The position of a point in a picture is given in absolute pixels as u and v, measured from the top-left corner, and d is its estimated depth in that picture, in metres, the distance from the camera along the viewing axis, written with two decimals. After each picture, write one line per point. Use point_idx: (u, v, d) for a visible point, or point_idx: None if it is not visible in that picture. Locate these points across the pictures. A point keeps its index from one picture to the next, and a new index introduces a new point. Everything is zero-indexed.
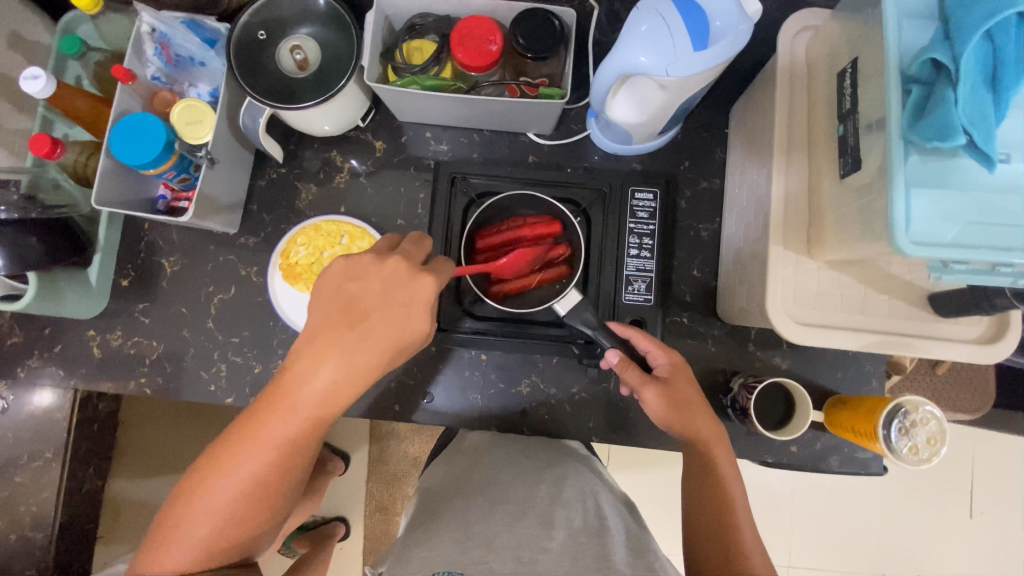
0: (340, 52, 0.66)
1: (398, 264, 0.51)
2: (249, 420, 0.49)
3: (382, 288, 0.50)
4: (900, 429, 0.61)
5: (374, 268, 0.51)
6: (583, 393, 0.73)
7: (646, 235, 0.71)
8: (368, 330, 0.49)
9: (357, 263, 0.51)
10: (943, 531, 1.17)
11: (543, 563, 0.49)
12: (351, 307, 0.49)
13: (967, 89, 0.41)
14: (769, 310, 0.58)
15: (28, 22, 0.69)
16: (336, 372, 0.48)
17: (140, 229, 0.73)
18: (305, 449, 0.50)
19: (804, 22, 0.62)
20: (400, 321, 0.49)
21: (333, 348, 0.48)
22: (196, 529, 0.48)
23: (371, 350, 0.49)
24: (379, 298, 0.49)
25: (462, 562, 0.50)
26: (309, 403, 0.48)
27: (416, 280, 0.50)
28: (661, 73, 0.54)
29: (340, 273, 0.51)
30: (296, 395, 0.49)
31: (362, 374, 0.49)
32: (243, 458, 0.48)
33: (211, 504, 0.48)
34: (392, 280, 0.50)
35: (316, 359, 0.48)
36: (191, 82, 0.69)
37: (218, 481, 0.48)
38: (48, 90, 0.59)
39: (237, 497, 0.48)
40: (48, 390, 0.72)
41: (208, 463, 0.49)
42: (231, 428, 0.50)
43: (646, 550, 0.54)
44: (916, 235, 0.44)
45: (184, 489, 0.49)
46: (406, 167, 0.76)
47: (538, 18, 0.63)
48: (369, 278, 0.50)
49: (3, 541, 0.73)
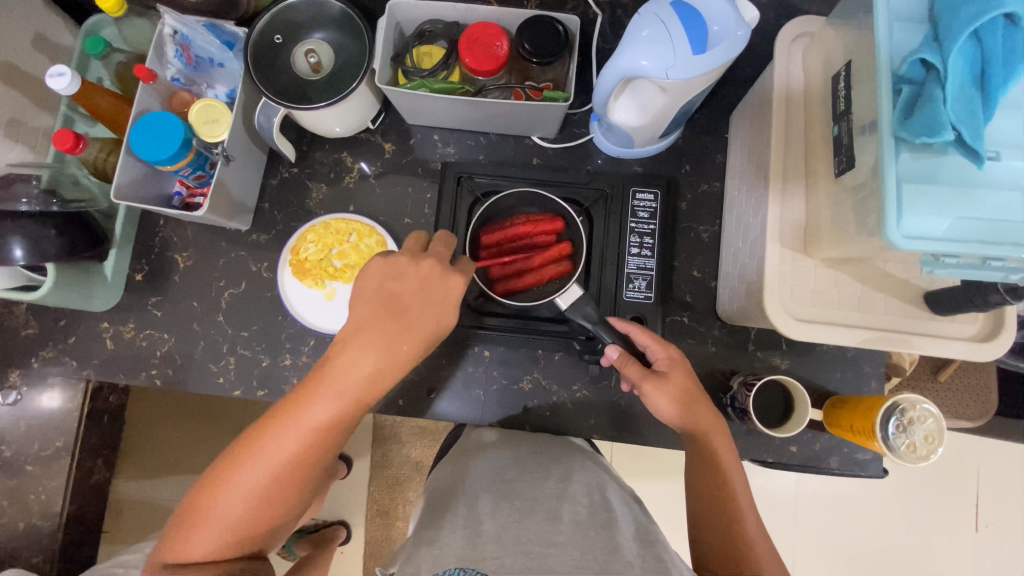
0: (352, 56, 0.69)
1: (433, 264, 0.53)
2: (287, 407, 0.50)
3: (420, 286, 0.53)
4: (898, 426, 0.62)
5: (412, 267, 0.53)
6: (584, 391, 0.74)
7: (647, 234, 0.73)
8: (409, 324, 0.52)
9: (395, 264, 0.53)
10: (946, 543, 1.16)
11: (553, 558, 0.49)
12: (392, 303, 0.52)
13: (954, 88, 0.43)
14: (767, 305, 0.59)
15: (53, 24, 0.72)
16: (378, 362, 0.51)
17: (155, 225, 0.76)
18: (338, 438, 0.51)
19: (800, 29, 0.64)
20: (437, 317, 0.53)
21: (376, 341, 0.51)
22: (229, 512, 0.49)
23: (411, 343, 0.52)
24: (418, 295, 0.52)
25: (472, 559, 0.50)
26: (348, 392, 0.50)
27: (451, 279, 0.54)
28: (661, 75, 0.55)
29: (380, 272, 0.53)
30: (332, 388, 0.50)
31: (401, 364, 0.52)
32: (280, 444, 0.49)
33: (244, 489, 0.49)
34: (429, 278, 0.53)
35: (359, 351, 0.50)
36: (209, 84, 0.72)
37: (252, 466, 0.49)
38: (73, 87, 0.61)
39: (271, 481, 0.49)
40: (61, 381, 0.74)
41: (242, 447, 0.50)
42: (267, 414, 0.51)
43: (654, 543, 0.54)
44: (908, 230, 0.46)
45: (217, 474, 0.50)
46: (413, 168, 0.78)
47: (543, 25, 0.65)
48: (407, 277, 0.53)
49: (11, 529, 0.74)
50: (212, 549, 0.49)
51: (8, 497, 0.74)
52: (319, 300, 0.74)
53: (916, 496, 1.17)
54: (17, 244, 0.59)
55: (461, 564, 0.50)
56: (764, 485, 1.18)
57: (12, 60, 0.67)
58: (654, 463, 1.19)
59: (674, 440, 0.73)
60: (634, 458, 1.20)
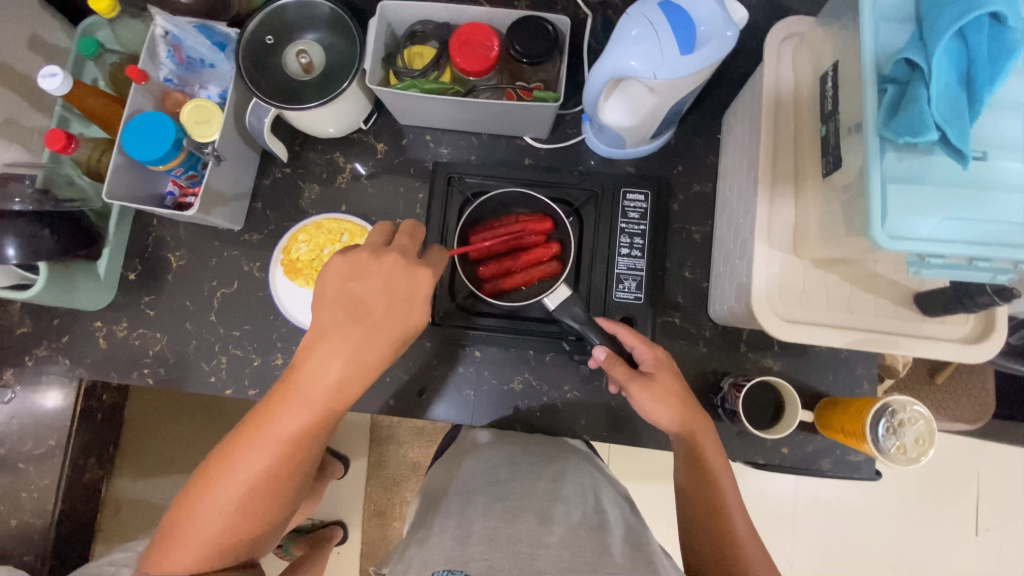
0: (344, 56, 0.69)
1: (395, 259, 0.53)
2: (258, 418, 0.51)
3: (383, 285, 0.53)
4: (888, 428, 0.62)
5: (373, 265, 0.53)
6: (575, 391, 0.74)
7: (637, 235, 0.73)
8: (375, 326, 0.52)
9: (355, 260, 0.53)
10: (946, 546, 1.15)
11: (542, 560, 0.49)
12: (356, 304, 0.52)
13: (939, 88, 0.43)
14: (756, 306, 0.59)
15: (48, 25, 0.72)
16: (345, 366, 0.51)
17: (148, 224, 0.76)
18: (313, 445, 0.52)
19: (790, 29, 0.64)
20: (404, 316, 0.53)
21: (341, 344, 0.51)
22: (208, 527, 0.49)
23: (379, 344, 0.52)
24: (382, 295, 0.52)
25: (460, 560, 0.51)
26: (317, 398, 0.50)
27: (416, 273, 0.54)
28: (649, 76, 0.55)
29: (340, 271, 0.53)
30: (304, 391, 0.51)
31: (371, 366, 0.52)
32: (254, 455, 0.50)
33: (221, 503, 0.49)
34: (393, 276, 0.53)
35: (325, 356, 0.51)
36: (201, 84, 0.72)
37: (228, 479, 0.49)
38: (65, 88, 0.62)
39: (247, 493, 0.50)
40: (54, 380, 0.74)
41: (217, 462, 0.50)
42: (239, 427, 0.51)
43: (644, 545, 0.53)
44: (892, 231, 0.46)
45: (194, 491, 0.50)
46: (406, 168, 0.78)
47: (532, 25, 0.65)
48: (369, 275, 0.53)
49: (4, 526, 0.75)
50: (194, 565, 0.49)
51: (2, 495, 0.75)
52: (311, 299, 0.74)
53: (914, 499, 1.16)
54: (10, 243, 0.59)
55: (449, 565, 0.51)
56: (762, 488, 1.18)
57: (6, 61, 0.67)
58: (650, 465, 1.19)
59: (665, 442, 0.72)
60: (631, 459, 1.19)
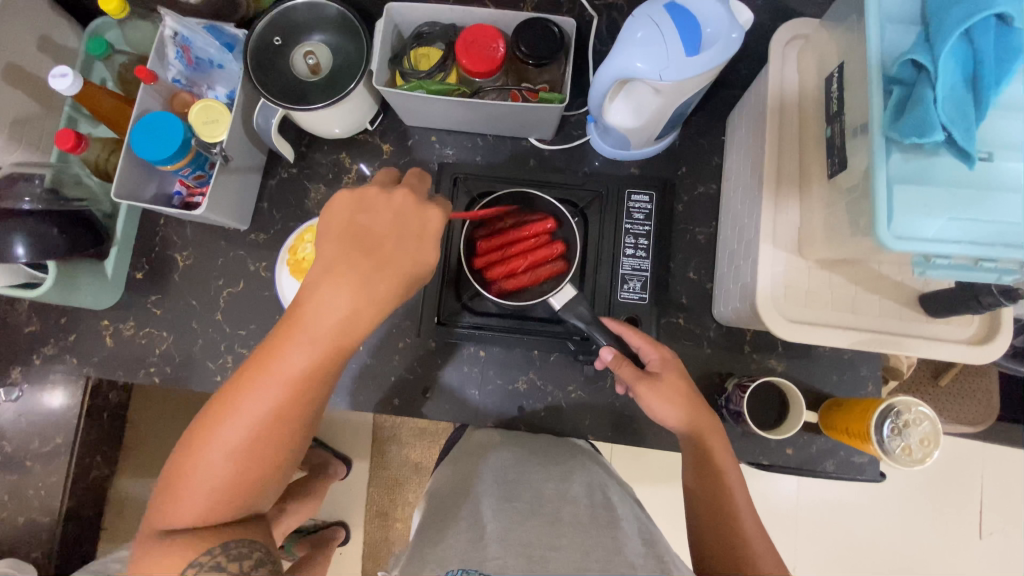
0: (351, 58, 0.69)
1: (406, 194, 0.51)
2: (262, 360, 0.49)
3: (393, 220, 0.51)
4: (892, 429, 0.62)
5: (383, 200, 0.51)
6: (579, 392, 0.74)
7: (641, 236, 0.74)
8: (384, 260, 0.49)
9: (363, 195, 0.51)
10: (950, 549, 1.15)
11: (554, 560, 0.49)
12: (364, 240, 0.50)
13: (945, 89, 0.43)
14: (760, 307, 0.60)
15: (58, 26, 0.73)
16: (353, 302, 0.49)
17: (155, 224, 0.77)
18: (322, 383, 0.50)
19: (794, 31, 0.65)
20: (414, 254, 0.50)
21: (347, 278, 0.49)
22: (216, 467, 0.48)
23: (387, 280, 0.49)
24: (391, 231, 0.50)
25: (473, 560, 0.50)
26: (323, 337, 0.48)
27: (427, 211, 0.52)
28: (654, 77, 0.55)
29: (349, 205, 0.51)
30: (306, 331, 0.48)
31: (379, 303, 0.49)
32: (260, 394, 0.48)
33: (224, 450, 0.48)
34: (404, 211, 0.51)
35: (330, 291, 0.48)
36: (209, 85, 0.73)
37: (234, 422, 0.48)
38: (75, 88, 0.62)
39: (252, 439, 0.48)
40: (60, 378, 0.75)
41: (220, 405, 0.49)
42: (239, 373, 0.50)
43: (656, 544, 0.53)
44: (899, 231, 0.46)
45: (196, 436, 0.49)
46: (412, 169, 0.78)
47: (538, 27, 0.66)
48: (378, 210, 0.51)
49: (10, 523, 0.76)
50: (201, 513, 0.48)
51: (8, 493, 0.75)
52: None
53: (917, 501, 1.16)
54: (20, 241, 0.60)
55: (463, 565, 0.50)
56: (765, 491, 1.17)
57: (17, 62, 0.68)
58: (654, 467, 1.19)
59: (670, 443, 0.72)
60: (633, 460, 1.19)
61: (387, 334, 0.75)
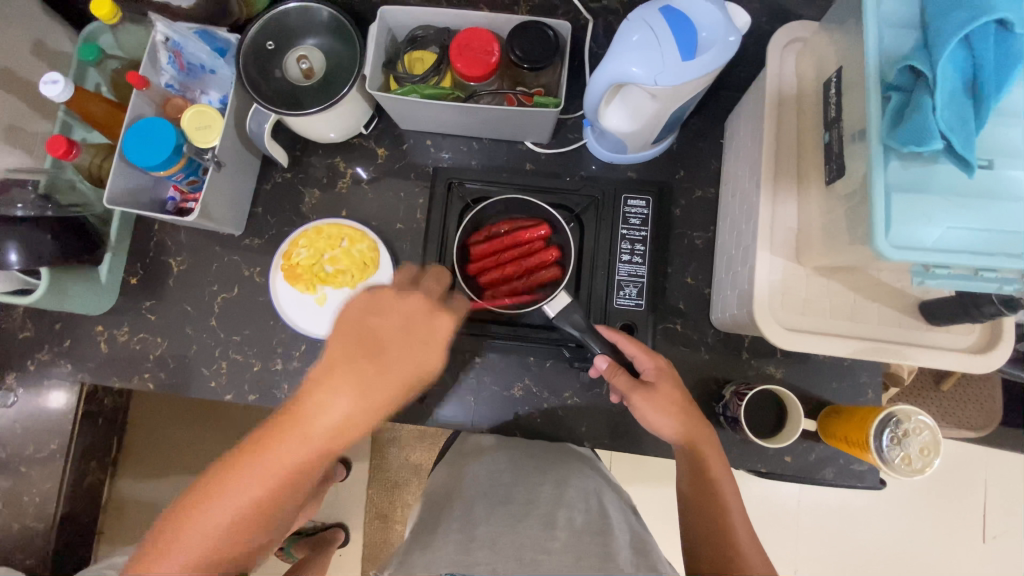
0: (343, 61, 0.69)
1: (418, 300, 0.55)
2: (257, 445, 0.47)
3: (400, 323, 0.53)
4: (892, 438, 0.61)
5: (393, 303, 0.54)
6: (575, 398, 0.73)
7: (638, 241, 0.73)
8: (389, 364, 0.50)
9: (378, 298, 0.54)
10: (952, 553, 1.14)
11: (546, 565, 0.49)
12: (372, 341, 0.51)
13: (945, 96, 0.42)
14: (758, 315, 0.59)
15: (52, 31, 0.73)
16: (353, 405, 0.48)
17: (150, 229, 0.76)
18: (315, 474, 0.48)
19: (793, 34, 0.64)
20: (418, 358, 0.52)
21: (350, 378, 0.49)
22: (191, 549, 0.45)
23: (389, 385, 0.50)
24: (399, 333, 0.52)
25: (463, 565, 0.50)
26: (323, 433, 0.47)
27: (436, 318, 0.54)
28: (650, 82, 0.54)
29: (362, 307, 0.54)
30: (308, 425, 0.47)
31: (378, 408, 0.49)
32: (248, 478, 0.46)
33: (205, 532, 0.45)
34: (413, 316, 0.54)
35: (333, 392, 0.48)
36: (202, 90, 0.72)
37: (219, 504, 0.46)
38: (66, 95, 0.62)
39: (234, 523, 0.46)
40: (55, 383, 0.75)
41: (207, 484, 0.47)
42: (230, 453, 0.48)
43: (649, 553, 0.53)
44: (897, 240, 0.45)
45: (177, 514, 0.46)
46: (407, 174, 0.78)
47: (532, 31, 0.65)
48: (389, 314, 0.53)
49: (6, 529, 0.75)
50: None
51: (4, 499, 0.75)
52: (310, 304, 0.73)
53: (920, 505, 1.15)
54: (13, 248, 0.60)
55: (452, 569, 0.49)
56: (766, 495, 1.16)
57: (10, 67, 0.67)
58: (654, 470, 1.18)
59: (667, 449, 0.72)
60: (633, 463, 1.19)
61: None
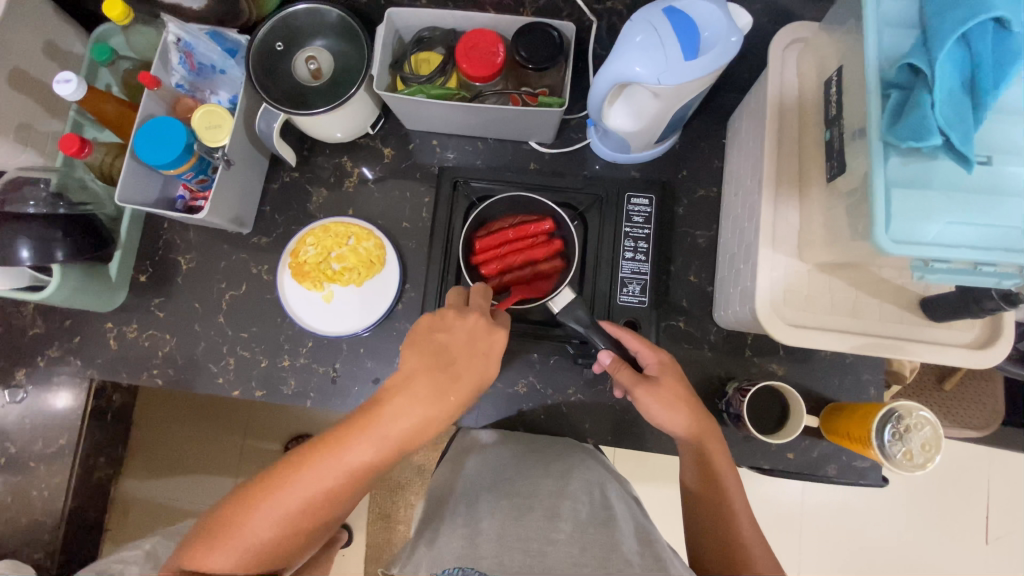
0: (351, 62, 0.70)
1: (478, 317, 0.53)
2: (329, 442, 0.47)
3: (467, 338, 0.52)
4: (894, 434, 0.61)
5: (459, 320, 0.53)
6: (579, 395, 0.74)
7: (641, 239, 0.74)
8: (458, 375, 0.50)
9: (440, 316, 0.54)
10: (955, 554, 1.14)
11: (552, 556, 0.49)
12: (443, 354, 0.51)
13: (943, 93, 0.42)
14: (759, 311, 0.60)
15: (64, 32, 0.74)
16: (423, 417, 0.48)
17: (159, 228, 0.77)
18: (378, 474, 0.49)
19: (794, 34, 0.65)
20: (482, 373, 0.51)
21: (424, 385, 0.49)
22: (250, 542, 0.45)
23: (456, 400, 0.49)
24: (465, 348, 0.51)
25: (471, 558, 0.50)
26: (393, 439, 0.47)
27: (495, 333, 0.53)
28: (653, 81, 0.55)
29: (428, 325, 0.53)
30: (381, 428, 0.47)
31: (446, 417, 0.49)
32: (311, 481, 0.46)
33: (273, 516, 0.46)
34: (475, 333, 0.52)
35: (408, 400, 0.48)
36: (213, 90, 0.73)
37: (290, 492, 0.46)
38: (79, 94, 0.63)
39: (302, 510, 0.46)
40: (65, 379, 0.76)
41: (278, 472, 0.47)
42: (302, 446, 0.48)
43: (653, 542, 0.53)
44: (897, 235, 0.45)
45: (245, 499, 0.46)
46: (413, 173, 0.79)
47: (537, 32, 0.66)
48: (454, 330, 0.52)
49: (15, 524, 0.76)
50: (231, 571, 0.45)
51: (12, 493, 0.75)
52: (318, 302, 0.74)
53: (922, 506, 1.15)
54: (24, 245, 0.61)
55: (461, 563, 0.50)
56: (768, 494, 1.17)
57: (23, 67, 0.68)
58: (656, 470, 1.18)
59: (670, 446, 0.72)
60: (635, 463, 1.19)
61: (387, 337, 0.75)
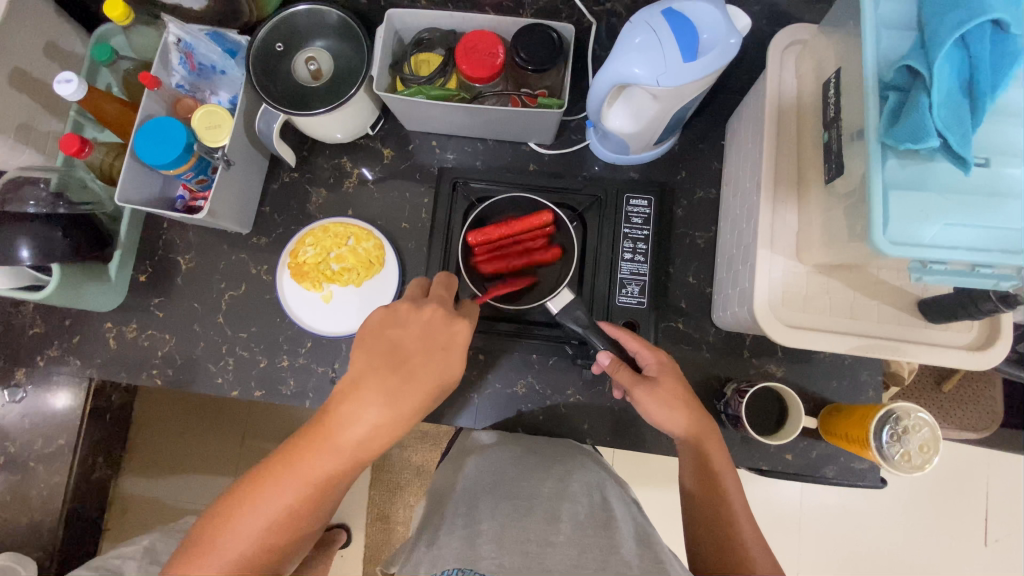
0: (351, 63, 0.70)
1: (434, 309, 0.53)
2: (291, 454, 0.48)
3: (420, 333, 0.52)
4: (892, 435, 0.61)
5: (413, 314, 0.53)
6: (578, 396, 0.74)
7: (640, 240, 0.74)
8: (412, 374, 0.50)
9: (394, 311, 0.53)
10: (954, 556, 1.14)
11: (551, 558, 0.49)
12: (395, 352, 0.50)
13: (941, 96, 0.43)
14: (758, 312, 0.60)
15: (65, 32, 0.74)
16: (382, 414, 0.48)
17: (159, 227, 0.77)
18: (344, 483, 0.49)
19: (793, 36, 0.65)
20: (442, 367, 0.51)
21: (376, 386, 0.48)
22: (225, 560, 0.45)
23: (417, 392, 0.49)
24: (419, 344, 0.51)
25: (470, 559, 0.50)
26: (352, 445, 0.48)
27: (454, 323, 0.53)
28: (652, 83, 0.55)
29: (379, 322, 0.53)
30: (339, 436, 0.48)
31: (405, 417, 0.49)
32: (281, 491, 0.47)
33: (242, 534, 0.46)
34: (431, 323, 0.53)
35: (360, 404, 0.48)
36: (213, 90, 0.74)
37: (256, 509, 0.46)
38: (79, 94, 0.63)
39: (271, 525, 0.46)
40: (64, 379, 0.76)
41: (244, 490, 0.47)
42: (266, 461, 0.49)
43: (653, 544, 0.53)
44: (894, 237, 0.46)
45: (215, 519, 0.47)
46: (412, 174, 0.79)
47: (536, 33, 0.66)
48: (408, 325, 0.52)
49: (15, 523, 0.76)
50: None
51: (10, 493, 0.75)
52: (317, 302, 0.74)
53: (921, 508, 1.15)
54: (24, 245, 0.61)
55: (459, 564, 0.50)
56: (768, 496, 1.16)
57: (24, 67, 0.69)
58: (655, 472, 1.18)
59: (668, 447, 0.72)
60: (634, 465, 1.19)
61: None
